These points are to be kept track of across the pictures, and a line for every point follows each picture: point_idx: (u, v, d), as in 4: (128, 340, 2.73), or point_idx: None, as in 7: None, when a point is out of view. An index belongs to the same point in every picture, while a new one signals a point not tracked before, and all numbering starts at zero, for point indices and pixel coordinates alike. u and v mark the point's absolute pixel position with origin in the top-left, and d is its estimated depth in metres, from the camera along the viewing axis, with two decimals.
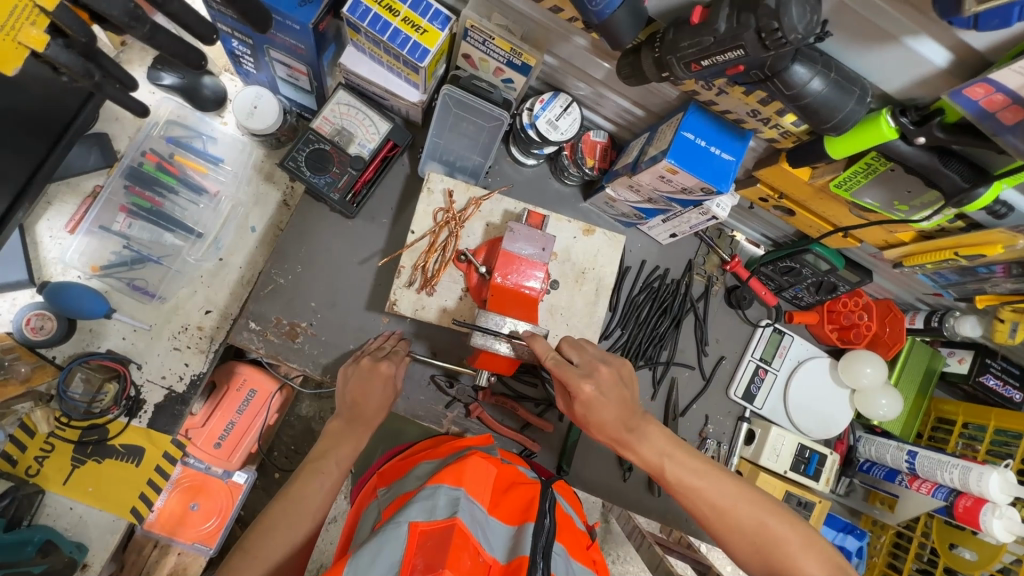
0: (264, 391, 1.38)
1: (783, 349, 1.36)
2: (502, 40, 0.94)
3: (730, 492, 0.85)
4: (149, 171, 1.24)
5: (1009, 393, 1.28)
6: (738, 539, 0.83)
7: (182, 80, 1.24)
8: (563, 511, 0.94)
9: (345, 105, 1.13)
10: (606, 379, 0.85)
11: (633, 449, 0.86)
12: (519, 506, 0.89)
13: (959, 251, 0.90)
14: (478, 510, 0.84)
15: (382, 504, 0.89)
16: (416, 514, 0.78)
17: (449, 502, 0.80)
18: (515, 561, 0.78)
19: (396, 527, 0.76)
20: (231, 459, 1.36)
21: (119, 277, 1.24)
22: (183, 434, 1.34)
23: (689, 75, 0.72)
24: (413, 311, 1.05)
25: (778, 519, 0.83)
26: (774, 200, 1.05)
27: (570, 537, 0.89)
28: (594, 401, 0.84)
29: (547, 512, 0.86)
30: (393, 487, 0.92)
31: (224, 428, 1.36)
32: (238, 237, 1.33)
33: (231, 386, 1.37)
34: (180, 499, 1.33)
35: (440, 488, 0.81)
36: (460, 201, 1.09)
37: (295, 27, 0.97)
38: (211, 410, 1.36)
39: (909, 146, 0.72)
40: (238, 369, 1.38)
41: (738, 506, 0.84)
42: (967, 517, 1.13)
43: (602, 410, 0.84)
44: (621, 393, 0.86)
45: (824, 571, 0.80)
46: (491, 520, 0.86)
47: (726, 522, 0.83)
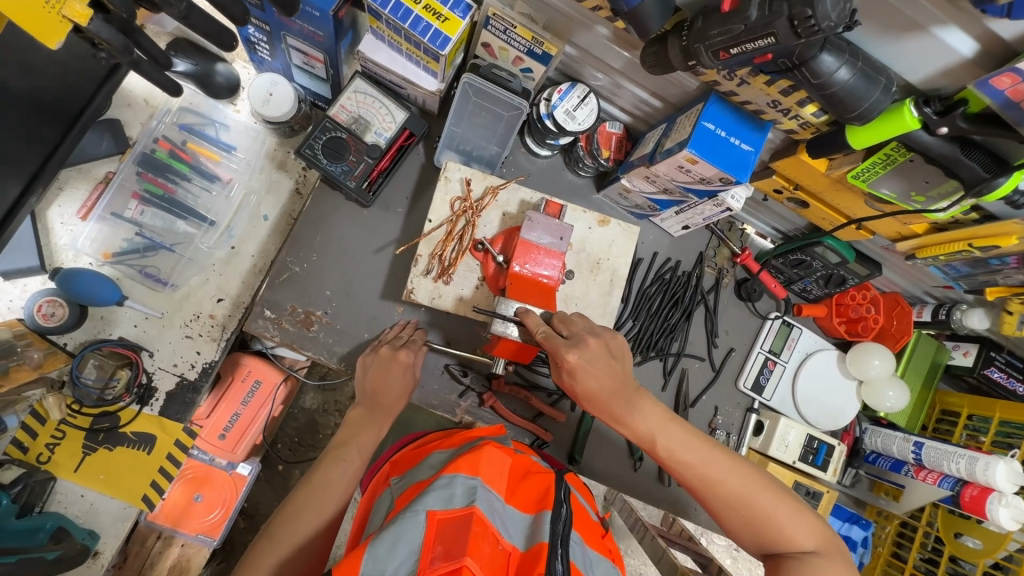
0: (270, 382, 1.38)
1: (791, 341, 1.38)
2: (524, 28, 0.95)
3: (721, 464, 0.85)
4: (162, 158, 1.24)
5: (1012, 386, 1.30)
6: (729, 513, 0.85)
7: (196, 67, 1.22)
8: (577, 501, 0.95)
9: (362, 93, 1.13)
10: (595, 349, 0.84)
11: (625, 423, 0.86)
12: (535, 495, 0.90)
13: (973, 242, 0.92)
14: (495, 498, 0.85)
15: (396, 492, 0.89)
16: (433, 503, 0.79)
17: (466, 491, 0.81)
18: (534, 548, 0.79)
19: (414, 516, 0.77)
20: (235, 450, 1.36)
21: (131, 265, 1.23)
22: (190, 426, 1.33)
23: (716, 64, 0.73)
24: (430, 300, 1.06)
25: (766, 492, 0.84)
26: (789, 191, 1.06)
27: (585, 526, 0.90)
28: (580, 368, 0.83)
29: (562, 501, 0.86)
30: (406, 476, 0.92)
31: (230, 419, 1.35)
32: (250, 226, 1.33)
33: (236, 376, 1.37)
34: (184, 489, 1.33)
35: (456, 477, 0.83)
36: (478, 190, 1.09)
37: (315, 14, 0.97)
38: (215, 401, 1.35)
39: (931, 136, 0.73)
40: (242, 360, 1.37)
41: (728, 480, 0.84)
42: (973, 507, 1.15)
43: (589, 378, 0.83)
44: (610, 364, 0.85)
45: (811, 539, 0.83)
46: (508, 509, 0.87)
47: (716, 495, 0.84)
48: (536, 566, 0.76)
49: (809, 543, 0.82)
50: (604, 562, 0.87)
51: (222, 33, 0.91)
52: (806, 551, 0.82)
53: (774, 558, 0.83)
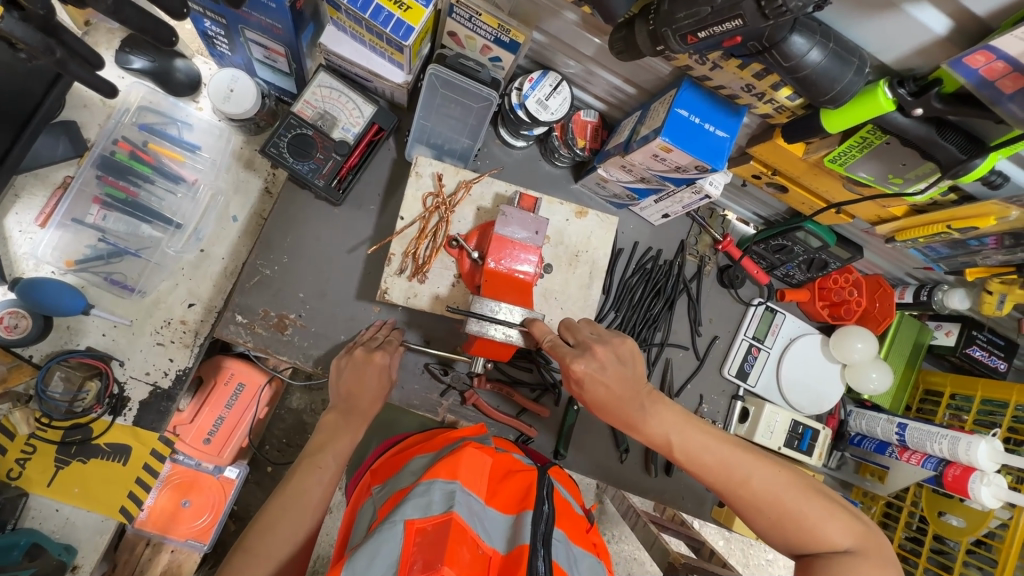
0: (254, 385, 1.32)
1: (775, 327, 1.37)
2: (489, 16, 0.91)
3: (744, 462, 0.82)
4: (122, 160, 1.17)
5: (993, 363, 1.31)
6: (755, 515, 0.82)
7: (153, 64, 1.16)
8: (561, 496, 0.94)
9: (326, 87, 1.09)
10: (602, 357, 0.84)
11: (640, 429, 0.84)
12: (516, 495, 0.89)
13: (951, 224, 0.89)
14: (474, 501, 0.84)
15: (378, 501, 0.88)
16: (411, 512, 0.78)
17: (445, 497, 0.80)
18: (515, 551, 0.79)
19: (392, 527, 0.76)
20: (221, 454, 1.31)
21: (95, 272, 1.19)
22: (171, 431, 1.28)
23: (685, 48, 0.70)
24: (406, 299, 1.03)
25: (794, 490, 0.81)
26: (767, 177, 1.04)
27: (569, 522, 0.89)
28: (587, 378, 0.84)
29: (545, 498, 0.86)
30: (387, 484, 0.91)
31: (213, 423, 1.31)
32: (219, 227, 1.29)
33: (219, 380, 1.32)
34: (170, 496, 1.27)
35: (434, 483, 0.82)
36: (450, 185, 1.06)
37: (270, 5, 0.93)
38: (197, 406, 1.30)
39: (907, 118, 0.71)
40: (224, 363, 1.32)
41: (753, 479, 0.82)
42: (956, 486, 1.15)
43: (598, 388, 0.84)
44: (619, 370, 0.85)
45: (845, 537, 0.80)
46: (488, 510, 0.86)
47: (743, 496, 0.82)
48: (518, 568, 0.75)
49: (843, 542, 0.80)
50: (589, 559, 0.86)
51: (162, 26, 0.85)
52: (839, 549, 0.79)
53: (807, 557, 0.81)
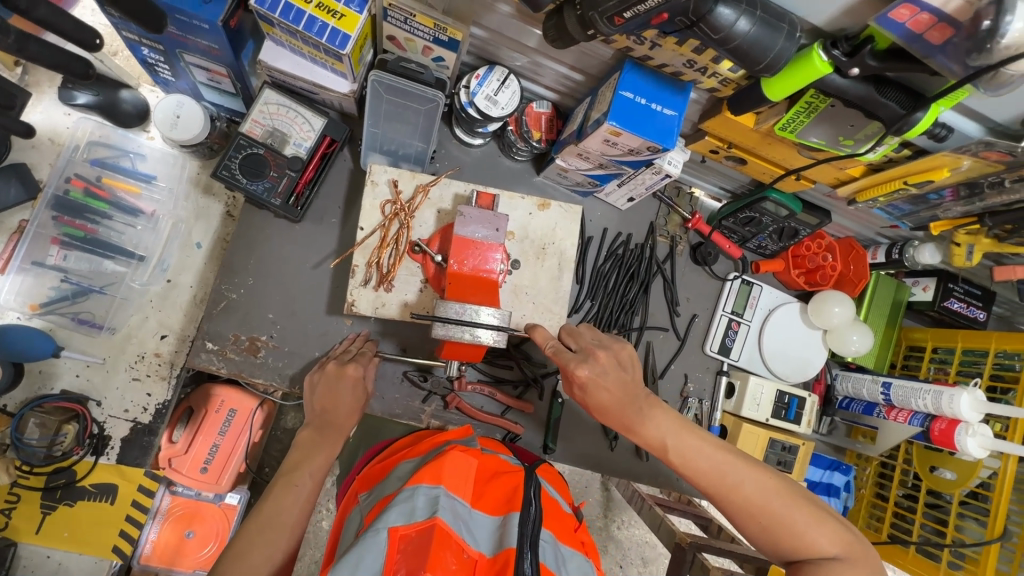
0: (245, 409, 1.27)
1: (753, 300, 1.36)
2: (424, 16, 0.89)
3: (737, 469, 0.82)
4: (77, 198, 1.15)
5: (973, 313, 1.32)
6: (746, 520, 0.81)
7: (98, 97, 1.16)
8: (548, 495, 0.93)
9: (274, 104, 1.07)
10: (604, 362, 0.85)
11: (637, 432, 0.84)
12: (502, 496, 0.88)
13: (908, 180, 0.89)
14: (460, 505, 0.83)
15: (364, 508, 0.88)
16: (395, 519, 0.77)
17: (429, 502, 0.80)
18: (502, 554, 0.78)
19: (375, 535, 0.75)
20: (220, 482, 1.26)
21: (62, 313, 1.18)
22: (166, 465, 1.23)
23: (615, 31, 0.69)
24: (374, 310, 1.02)
25: (784, 496, 0.81)
26: (724, 151, 1.03)
27: (557, 520, 0.89)
28: (591, 383, 0.84)
29: (532, 500, 0.85)
30: (374, 491, 0.91)
31: (209, 451, 1.26)
32: (184, 255, 1.27)
33: (209, 409, 1.26)
34: (173, 528, 1.26)
35: (419, 488, 0.81)
36: (407, 191, 1.05)
37: (203, 27, 0.91)
38: (191, 435, 1.25)
39: (844, 79, 0.70)
40: (214, 391, 1.26)
41: (745, 485, 0.81)
42: (943, 440, 1.15)
43: (601, 392, 0.83)
44: (621, 376, 0.85)
45: (834, 544, 0.79)
46: (474, 514, 0.85)
47: (735, 502, 0.81)
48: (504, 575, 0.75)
49: (831, 549, 0.78)
50: (578, 558, 0.86)
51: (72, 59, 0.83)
52: (828, 556, 0.78)
53: (795, 565, 0.79)
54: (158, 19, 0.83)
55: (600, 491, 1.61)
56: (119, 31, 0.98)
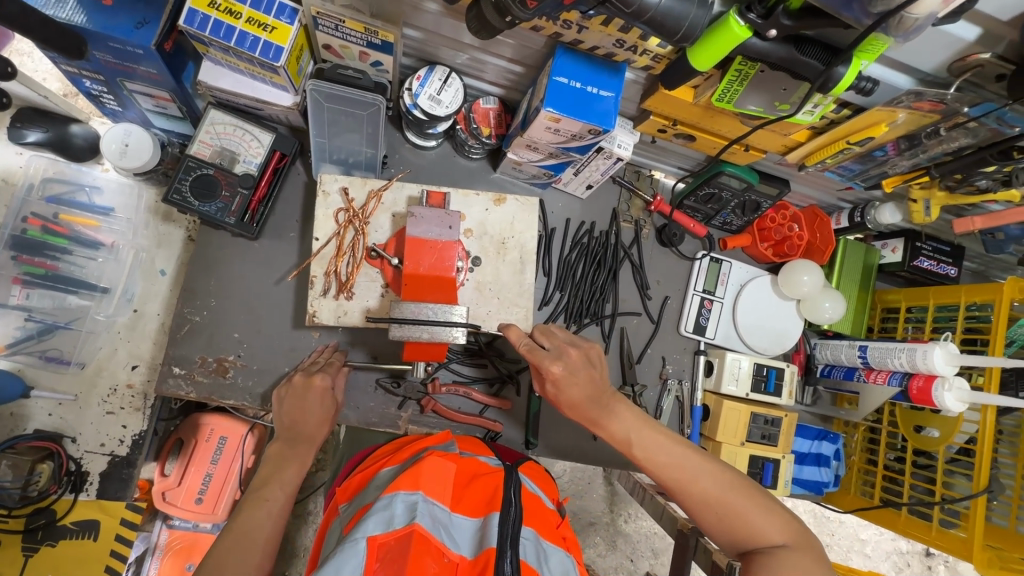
0: (235, 436, 1.28)
1: (723, 277, 1.37)
2: (353, 21, 0.89)
3: (694, 462, 0.85)
4: (35, 237, 1.13)
5: (943, 270, 1.32)
6: (703, 511, 0.83)
7: (49, 134, 1.18)
8: (530, 492, 0.91)
9: (222, 124, 1.07)
10: (576, 359, 0.87)
11: (603, 427, 0.87)
12: (482, 498, 0.86)
13: (849, 139, 0.90)
14: (439, 511, 0.81)
15: (344, 520, 0.86)
16: (373, 528, 0.75)
17: (407, 509, 0.78)
18: (482, 555, 0.76)
19: (354, 544, 0.73)
20: (216, 511, 1.27)
21: (29, 352, 1.17)
22: (160, 498, 1.24)
23: (530, 14, 0.69)
24: (336, 318, 1.02)
25: (737, 488, 0.83)
26: (671, 128, 1.04)
27: (539, 517, 0.86)
28: (564, 379, 0.86)
29: (511, 500, 0.83)
30: (354, 501, 0.89)
31: (202, 481, 1.26)
32: (148, 283, 1.27)
33: (199, 439, 1.27)
34: (173, 563, 1.28)
35: (396, 496, 0.78)
36: (360, 197, 1.05)
37: (138, 52, 0.90)
38: (182, 468, 1.25)
39: (764, 41, 0.71)
40: (202, 421, 1.26)
41: (701, 477, 0.84)
42: (922, 398, 1.14)
43: (571, 387, 0.86)
44: (590, 373, 0.88)
45: (783, 533, 0.80)
46: (454, 518, 0.82)
47: (694, 495, 0.83)
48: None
49: (780, 538, 0.80)
50: (560, 554, 0.83)
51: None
52: (777, 545, 0.79)
53: (748, 555, 0.80)
54: (80, 46, 0.89)
55: (601, 485, 1.65)
56: (58, 65, 0.98)
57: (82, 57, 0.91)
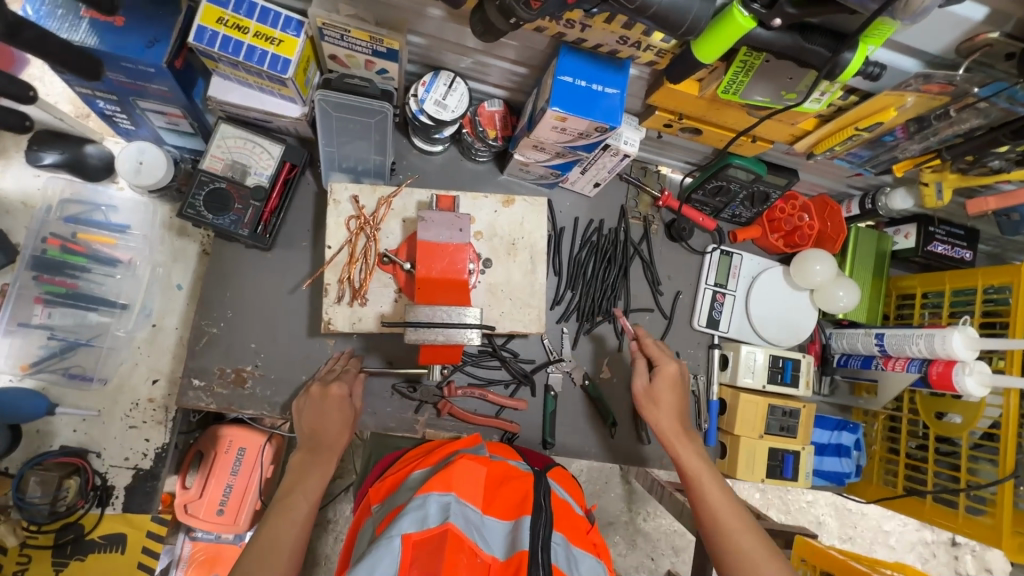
0: (254, 447, 1.27)
1: (734, 270, 1.36)
2: (359, 30, 0.91)
3: (742, 520, 0.91)
4: (55, 256, 1.17)
5: (959, 254, 1.31)
6: (732, 565, 0.87)
7: (65, 155, 1.21)
8: (560, 496, 0.91)
9: (233, 138, 1.09)
10: (682, 372, 1.09)
11: (675, 451, 1.00)
12: (513, 501, 0.86)
13: (859, 125, 0.90)
14: (471, 513, 0.81)
15: (378, 520, 0.86)
16: (407, 526, 0.75)
17: (440, 509, 0.78)
18: (515, 557, 0.76)
19: (389, 543, 0.73)
20: (237, 521, 1.27)
21: (53, 370, 1.19)
22: (181, 510, 1.24)
23: (534, 15, 0.70)
24: (351, 325, 1.04)
25: (774, 560, 0.86)
26: (676, 123, 1.04)
27: (568, 522, 0.86)
28: (666, 388, 1.06)
29: (542, 505, 0.83)
30: (387, 501, 0.89)
31: (223, 492, 1.26)
32: (166, 298, 1.29)
33: (218, 450, 1.27)
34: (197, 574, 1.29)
35: (429, 496, 0.79)
36: (370, 204, 1.06)
37: (150, 70, 0.93)
38: (204, 480, 1.26)
39: (769, 31, 0.71)
40: (221, 432, 1.27)
41: (742, 533, 0.89)
42: (942, 383, 1.13)
43: (668, 397, 1.05)
44: (683, 395, 1.07)
45: None
46: (486, 520, 0.82)
47: (733, 553, 0.88)
48: None
49: None
50: (590, 559, 0.83)
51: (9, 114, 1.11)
52: None
53: None
54: (96, 68, 0.90)
55: (620, 483, 1.64)
56: (73, 86, 1.00)
57: (97, 79, 0.93)
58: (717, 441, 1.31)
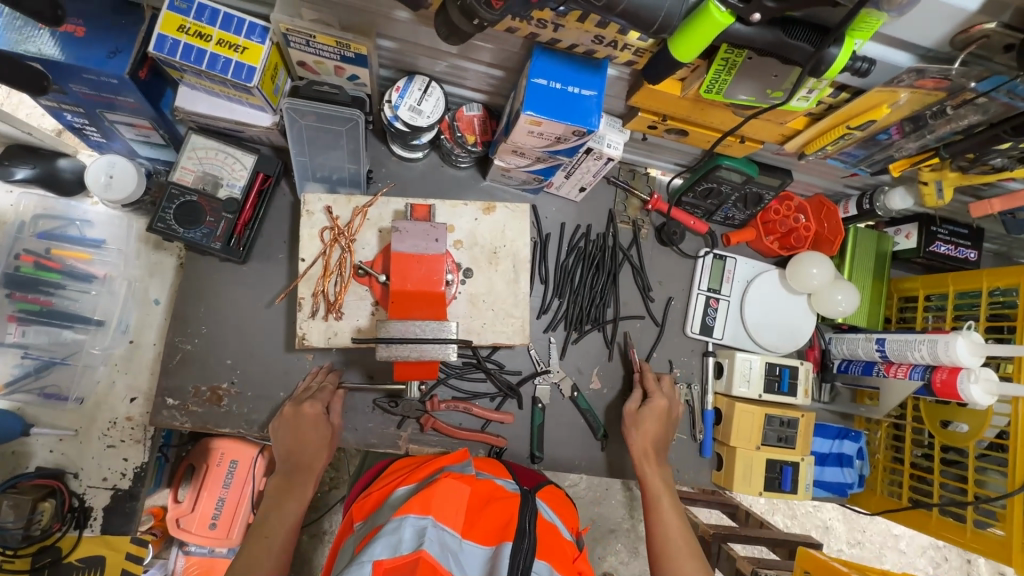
0: (246, 459, 1.28)
1: (728, 274, 1.31)
2: (324, 35, 0.87)
3: (689, 547, 0.96)
4: (28, 273, 1.15)
5: (963, 254, 1.26)
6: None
7: (37, 170, 1.18)
8: (547, 520, 0.85)
9: (204, 148, 1.06)
10: (669, 406, 1.18)
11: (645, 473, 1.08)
12: (496, 525, 0.80)
13: (849, 124, 0.85)
14: (448, 538, 0.75)
15: (357, 539, 0.82)
16: (379, 552, 0.70)
17: (415, 534, 0.73)
18: None
19: (359, 569, 0.69)
20: (230, 535, 1.29)
21: (28, 390, 1.17)
22: (175, 524, 1.27)
23: (497, 15, 0.66)
24: (327, 340, 1.00)
25: None
26: (661, 124, 1.00)
27: (554, 549, 0.80)
28: (650, 419, 1.14)
29: (526, 530, 0.77)
30: (369, 520, 0.85)
31: (215, 506, 1.28)
32: (144, 313, 1.24)
33: (210, 463, 1.28)
34: None
35: (405, 519, 0.74)
36: (345, 215, 1.03)
37: (113, 81, 0.89)
38: (195, 492, 1.27)
39: (748, 26, 0.66)
40: (212, 445, 1.27)
41: (686, 557, 0.94)
42: (947, 391, 1.08)
43: (651, 426, 1.13)
44: (664, 428, 1.15)
45: None
46: (465, 545, 0.77)
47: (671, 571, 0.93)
48: None
49: None
50: None
51: None
52: None
53: None
54: (44, 81, 0.86)
55: (619, 490, 1.60)
56: (39, 100, 0.98)
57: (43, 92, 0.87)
58: (714, 451, 1.29)
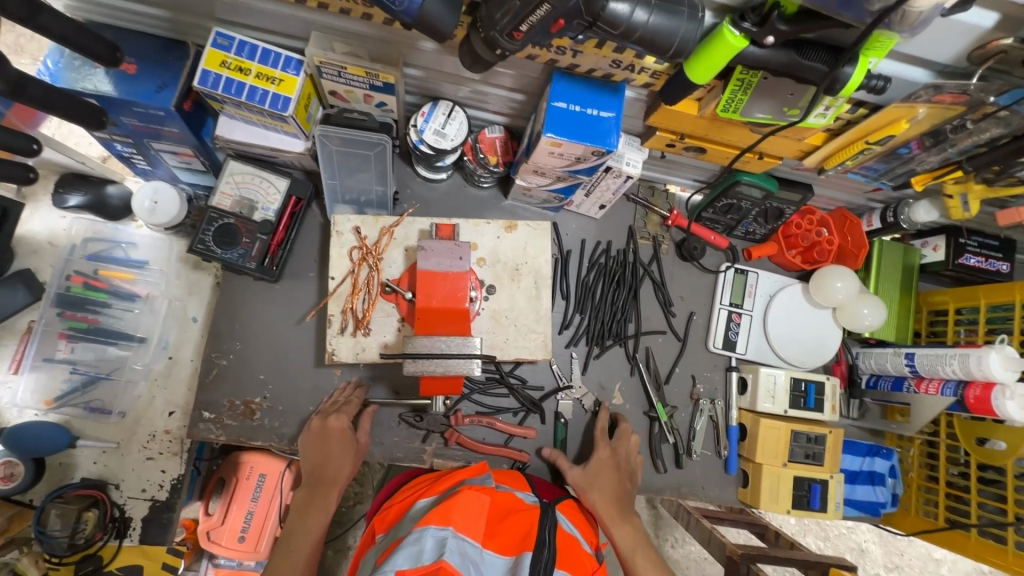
0: (274, 473, 1.29)
1: (750, 289, 1.31)
2: (355, 66, 0.92)
3: None
4: (78, 292, 1.21)
5: (995, 266, 1.23)
6: None
7: (88, 197, 1.26)
8: (566, 531, 0.86)
9: (240, 173, 1.11)
10: (619, 456, 1.13)
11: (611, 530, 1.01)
12: (516, 536, 0.81)
13: (869, 139, 0.86)
14: (469, 548, 0.76)
15: (380, 550, 0.84)
16: (402, 562, 0.72)
17: (437, 544, 0.74)
18: None
19: None
20: (258, 549, 1.28)
21: (74, 404, 1.23)
22: (206, 537, 1.27)
23: (518, 45, 0.69)
24: (355, 355, 1.04)
25: None
26: (679, 142, 1.01)
27: (573, 559, 0.81)
28: (594, 476, 1.08)
29: (545, 541, 0.78)
30: (390, 531, 0.87)
31: (244, 519, 1.28)
32: (182, 330, 1.32)
33: (240, 476, 1.29)
34: None
35: (426, 530, 0.76)
36: (372, 235, 1.07)
37: (160, 113, 0.96)
38: (226, 506, 1.28)
39: (762, 49, 0.68)
40: (242, 459, 1.29)
41: None
42: (981, 408, 1.06)
43: (597, 485, 1.07)
44: (618, 477, 1.10)
45: None
46: (486, 555, 0.78)
47: None
48: None
49: None
50: None
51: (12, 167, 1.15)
52: None
53: None
54: (100, 116, 0.93)
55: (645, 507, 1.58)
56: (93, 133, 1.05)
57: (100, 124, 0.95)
58: (739, 468, 1.27)
